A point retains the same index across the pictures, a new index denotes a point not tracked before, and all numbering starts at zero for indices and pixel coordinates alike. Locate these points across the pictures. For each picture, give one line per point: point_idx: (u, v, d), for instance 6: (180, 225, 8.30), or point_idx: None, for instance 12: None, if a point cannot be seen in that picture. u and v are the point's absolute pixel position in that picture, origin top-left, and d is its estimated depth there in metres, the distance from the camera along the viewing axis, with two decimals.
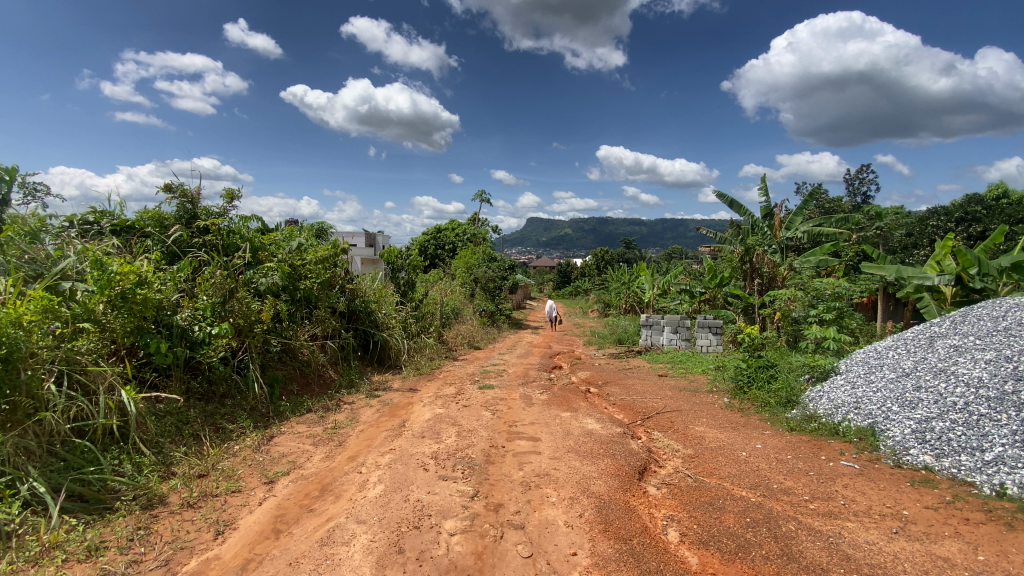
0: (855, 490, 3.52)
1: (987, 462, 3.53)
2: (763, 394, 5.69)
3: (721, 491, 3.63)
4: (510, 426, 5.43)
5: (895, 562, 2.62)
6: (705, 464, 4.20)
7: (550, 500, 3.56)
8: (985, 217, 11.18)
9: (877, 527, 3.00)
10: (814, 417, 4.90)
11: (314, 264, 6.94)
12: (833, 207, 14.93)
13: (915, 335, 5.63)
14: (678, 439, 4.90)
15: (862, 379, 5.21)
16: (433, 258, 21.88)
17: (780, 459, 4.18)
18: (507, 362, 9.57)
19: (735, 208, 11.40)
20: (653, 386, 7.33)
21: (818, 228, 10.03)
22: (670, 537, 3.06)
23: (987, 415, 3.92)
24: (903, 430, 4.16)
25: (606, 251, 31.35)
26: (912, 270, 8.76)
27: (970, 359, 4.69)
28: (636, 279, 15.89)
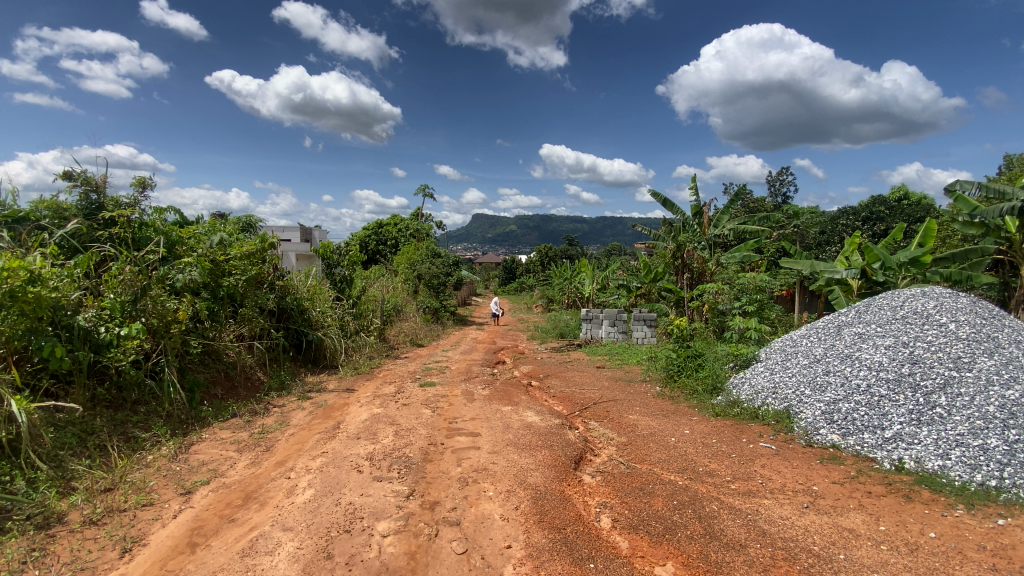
0: (771, 469, 3.76)
1: (886, 439, 3.88)
2: (692, 382, 5.99)
3: (651, 476, 3.77)
4: (450, 422, 5.37)
5: (806, 535, 2.82)
6: (638, 451, 4.34)
7: (487, 495, 3.54)
8: (888, 216, 12.30)
9: (791, 503, 3.22)
10: (737, 402, 5.20)
11: (238, 260, 6.51)
12: (758, 206, 15.94)
13: (826, 324, 6.11)
14: (613, 428, 5.05)
15: (780, 365, 5.58)
16: (374, 253, 21.29)
17: (705, 443, 4.39)
18: (450, 359, 9.47)
19: (668, 207, 11.88)
20: (592, 378, 7.51)
21: (743, 226, 10.53)
22: (603, 524, 3.12)
23: (886, 395, 4.30)
24: (814, 412, 4.50)
25: (550, 247, 31.90)
26: (824, 265, 9.57)
27: (872, 345, 5.14)
28: (578, 274, 16.24)
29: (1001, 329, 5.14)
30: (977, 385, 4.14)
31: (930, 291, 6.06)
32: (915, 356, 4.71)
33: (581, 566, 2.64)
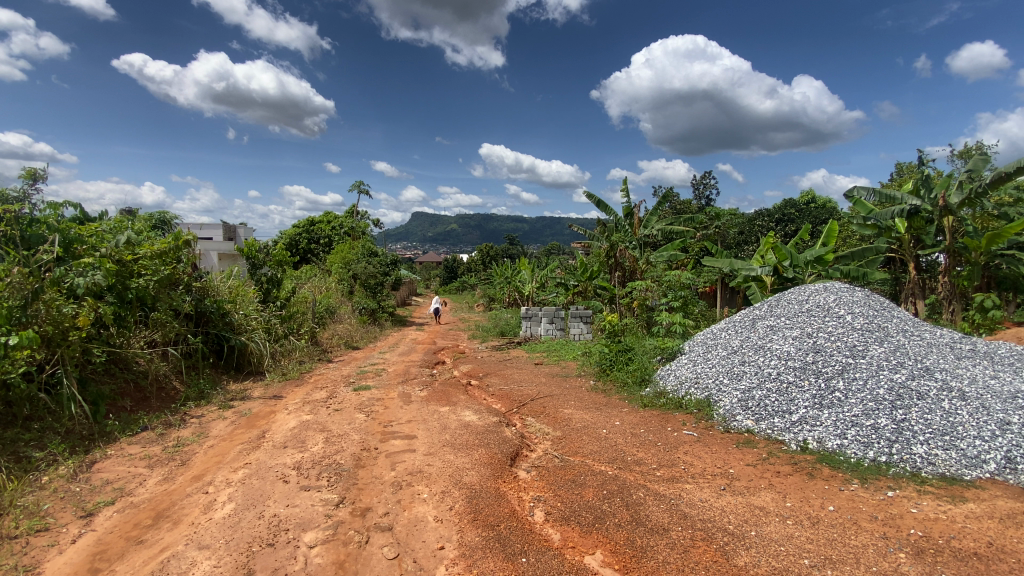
0: (693, 455, 3.99)
1: (793, 423, 4.22)
2: (623, 375, 6.23)
3: (583, 468, 3.88)
4: (384, 426, 5.24)
5: (722, 515, 3.02)
6: (571, 444, 4.46)
7: (421, 497, 3.50)
8: (798, 218, 13.38)
9: (709, 486, 3.43)
10: (664, 393, 5.47)
11: (149, 260, 6.02)
12: (684, 208, 16.85)
13: (743, 317, 6.56)
14: (548, 423, 5.15)
15: (701, 357, 5.93)
16: (305, 252, 20.33)
17: (634, 433, 4.58)
18: (387, 361, 9.24)
19: (602, 207, 12.27)
20: (530, 375, 7.60)
21: (670, 227, 11.13)
22: (536, 518, 3.18)
23: (794, 382, 4.69)
24: (731, 399, 4.83)
25: (491, 246, 32.03)
26: (742, 263, 10.25)
27: (782, 336, 5.60)
28: (518, 274, 16.41)
29: (889, 319, 5.76)
30: (869, 370, 4.61)
31: (831, 286, 6.68)
32: (818, 345, 5.18)
33: (513, 561, 2.67)
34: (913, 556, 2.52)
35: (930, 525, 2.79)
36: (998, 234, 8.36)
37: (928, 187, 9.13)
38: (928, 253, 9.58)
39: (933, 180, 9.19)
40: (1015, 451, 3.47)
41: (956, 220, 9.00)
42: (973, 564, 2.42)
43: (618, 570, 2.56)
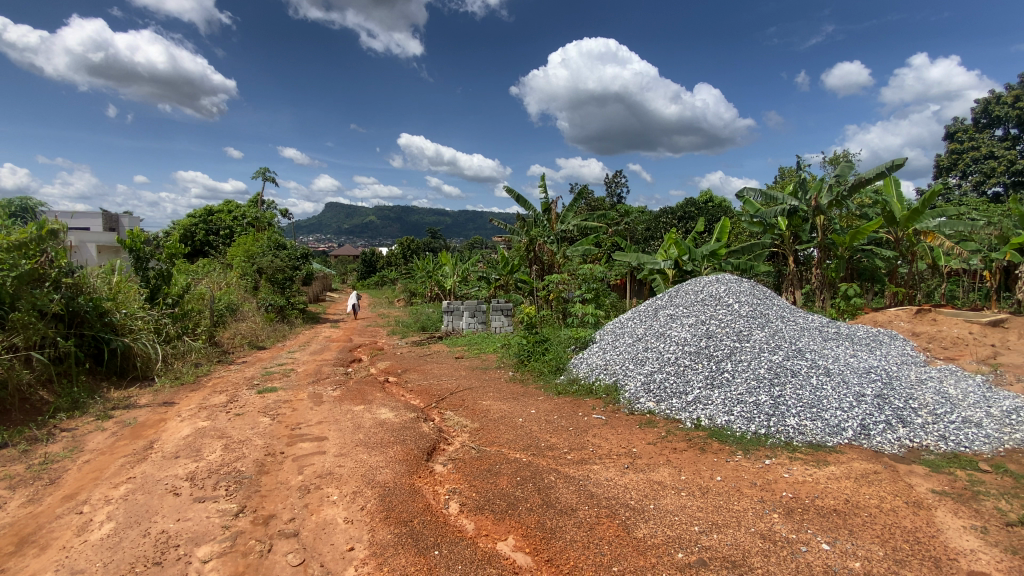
0: (601, 438, 4.22)
1: (689, 403, 4.60)
2: (540, 365, 6.41)
3: (498, 457, 3.96)
4: (292, 429, 4.97)
5: (624, 492, 3.23)
6: (489, 435, 4.51)
7: (330, 499, 3.38)
8: (698, 215, 14.47)
9: (615, 465, 3.66)
10: (576, 381, 5.72)
11: (4, 253, 5.20)
12: (598, 204, 17.60)
13: (647, 306, 7.01)
14: (466, 415, 5.16)
15: (610, 345, 6.27)
16: (202, 245, 18.47)
17: (548, 420, 4.75)
18: (297, 361, 8.73)
19: (522, 202, 12.47)
20: (450, 369, 7.56)
21: (585, 222, 11.54)
22: (450, 510, 3.19)
23: (689, 365, 5.11)
24: (636, 383, 5.16)
25: (411, 239, 31.32)
26: (648, 257, 11.04)
27: (680, 323, 6.07)
28: (438, 268, 16.25)
29: (770, 307, 6.45)
30: (753, 352, 5.15)
31: (722, 277, 7.34)
32: (710, 331, 5.68)
33: (426, 555, 2.67)
34: (784, 515, 2.85)
35: (798, 487, 3.17)
36: (858, 231, 9.60)
37: (804, 189, 10.27)
38: (804, 248, 10.79)
39: (808, 183, 10.34)
40: (866, 419, 4.04)
41: (826, 219, 10.24)
42: (831, 517, 2.78)
43: (529, 553, 2.65)
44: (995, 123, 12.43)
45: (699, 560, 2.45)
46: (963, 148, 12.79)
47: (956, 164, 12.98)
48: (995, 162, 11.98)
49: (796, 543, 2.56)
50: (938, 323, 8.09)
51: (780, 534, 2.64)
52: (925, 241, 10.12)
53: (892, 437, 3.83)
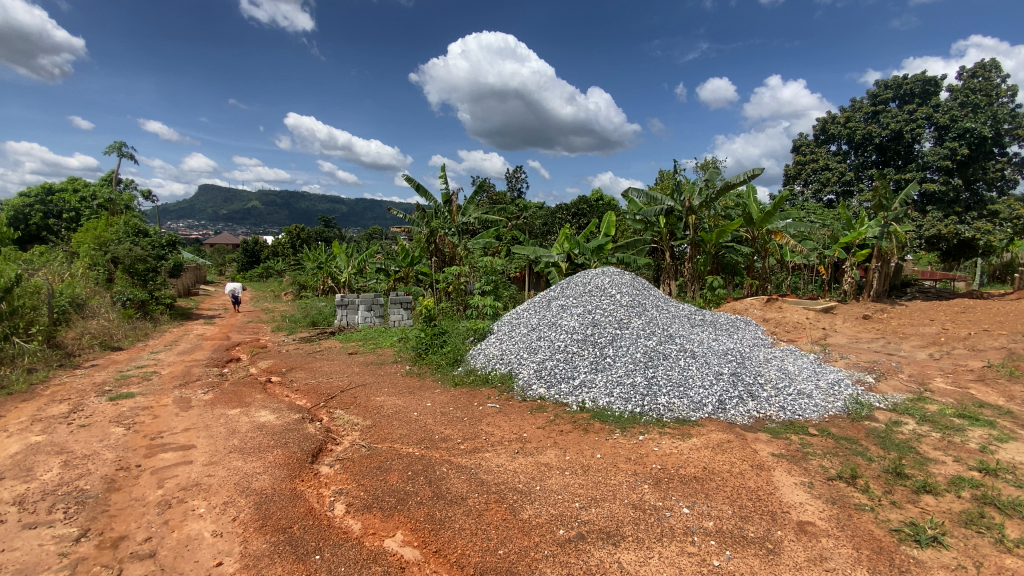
0: (494, 425, 4.31)
1: (575, 387, 4.88)
2: (437, 357, 6.36)
3: (390, 453, 3.86)
4: (152, 438, 4.41)
5: (513, 476, 3.34)
6: (380, 432, 4.37)
7: (195, 513, 3.05)
8: (589, 212, 15.30)
9: (506, 451, 3.76)
10: (473, 371, 5.78)
11: None
12: (499, 198, 17.83)
13: (540, 297, 7.28)
14: (358, 413, 4.96)
15: (505, 335, 6.42)
16: (38, 230, 15.61)
17: (443, 412, 4.73)
18: (161, 362, 7.73)
19: (421, 191, 12.20)
20: (341, 366, 7.18)
21: (486, 215, 11.47)
22: (335, 512, 3.06)
23: (577, 352, 5.41)
24: (528, 371, 5.35)
25: (302, 228, 29.25)
26: (544, 251, 11.46)
27: (570, 313, 6.39)
28: (332, 259, 15.37)
29: (647, 297, 7.04)
30: (632, 338, 5.58)
31: (607, 270, 7.86)
32: (596, 319, 6.06)
33: (305, 561, 2.53)
34: (653, 485, 3.13)
35: (665, 459, 3.51)
36: (723, 230, 10.82)
37: (680, 191, 11.31)
38: (679, 244, 11.92)
39: (683, 185, 11.39)
40: (723, 395, 4.59)
41: (697, 218, 11.38)
42: (691, 484, 3.13)
43: (417, 546, 2.62)
44: (830, 140, 14.66)
45: (578, 534, 2.61)
46: (806, 160, 14.92)
47: (800, 174, 15.12)
48: (829, 174, 14.15)
49: (662, 509, 2.83)
50: (784, 310, 9.40)
51: (649, 503, 2.91)
52: (775, 240, 11.68)
53: (742, 410, 4.39)
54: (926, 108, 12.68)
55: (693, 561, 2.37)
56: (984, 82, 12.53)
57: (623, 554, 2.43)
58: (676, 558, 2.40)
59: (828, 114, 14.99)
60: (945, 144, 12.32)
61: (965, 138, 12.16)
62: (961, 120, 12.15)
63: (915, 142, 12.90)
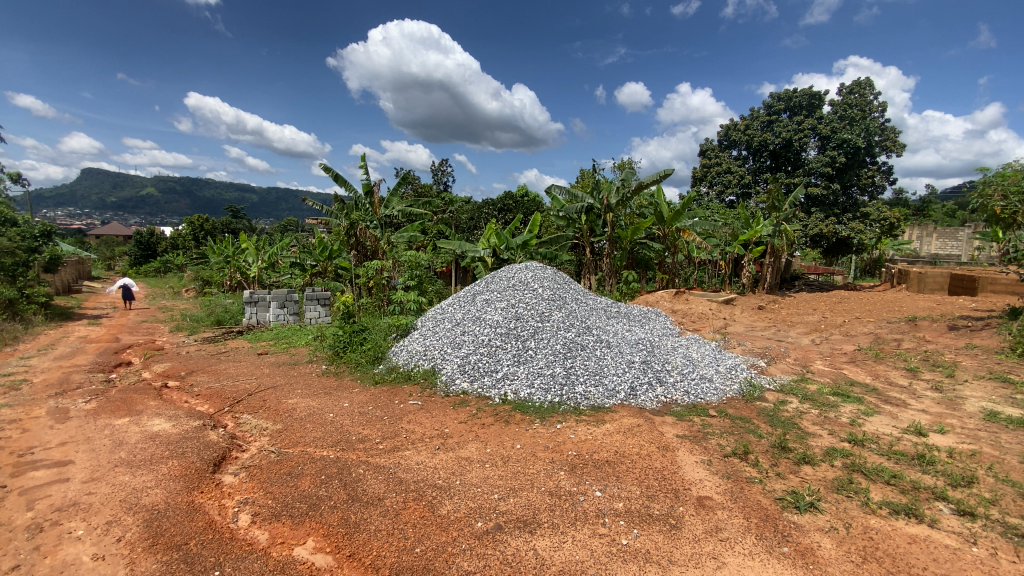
0: (415, 423, 4.23)
1: (497, 380, 4.92)
2: (356, 356, 6.12)
3: (302, 457, 3.66)
4: (19, 456, 3.85)
5: (433, 472, 3.30)
6: (292, 436, 4.14)
7: (73, 536, 2.72)
8: (515, 208, 15.30)
9: (427, 448, 3.72)
10: (395, 368, 5.64)
11: None
12: (423, 191, 17.46)
13: (464, 292, 7.25)
14: (268, 417, 4.66)
15: (428, 331, 6.32)
16: None
17: (361, 412, 4.58)
18: (32, 369, 6.76)
19: (340, 182, 11.65)
20: (249, 368, 6.68)
21: (410, 208, 11.21)
22: (239, 523, 2.85)
23: (500, 346, 5.46)
24: (452, 366, 5.31)
25: (205, 219, 26.87)
26: (469, 245, 11.43)
27: (494, 307, 6.43)
28: (241, 253, 14.27)
29: (567, 291, 7.24)
30: (553, 331, 5.73)
31: (530, 265, 7.99)
32: (518, 313, 6.15)
33: None
34: (569, 471, 3.25)
35: (581, 445, 3.64)
36: (638, 228, 11.42)
37: (598, 189, 11.77)
38: (599, 241, 12.40)
39: (602, 184, 11.84)
40: (634, 382, 4.84)
41: (615, 216, 11.90)
42: (604, 468, 3.28)
43: (329, 552, 2.51)
44: (731, 145, 15.90)
45: (496, 525, 2.64)
46: (711, 164, 16.06)
47: (706, 176, 16.27)
48: (730, 177, 15.39)
49: (576, 494, 2.94)
50: (690, 303, 10.11)
51: (564, 489, 3.00)
52: (683, 237, 12.50)
53: (652, 395, 4.66)
54: (811, 120, 14.11)
55: (604, 542, 2.48)
56: (859, 99, 14.14)
57: (538, 541, 2.49)
58: (588, 540, 2.50)
59: (730, 121, 16.21)
60: (826, 153, 13.83)
61: (843, 147, 13.77)
62: (840, 132, 13.73)
63: (802, 150, 14.36)
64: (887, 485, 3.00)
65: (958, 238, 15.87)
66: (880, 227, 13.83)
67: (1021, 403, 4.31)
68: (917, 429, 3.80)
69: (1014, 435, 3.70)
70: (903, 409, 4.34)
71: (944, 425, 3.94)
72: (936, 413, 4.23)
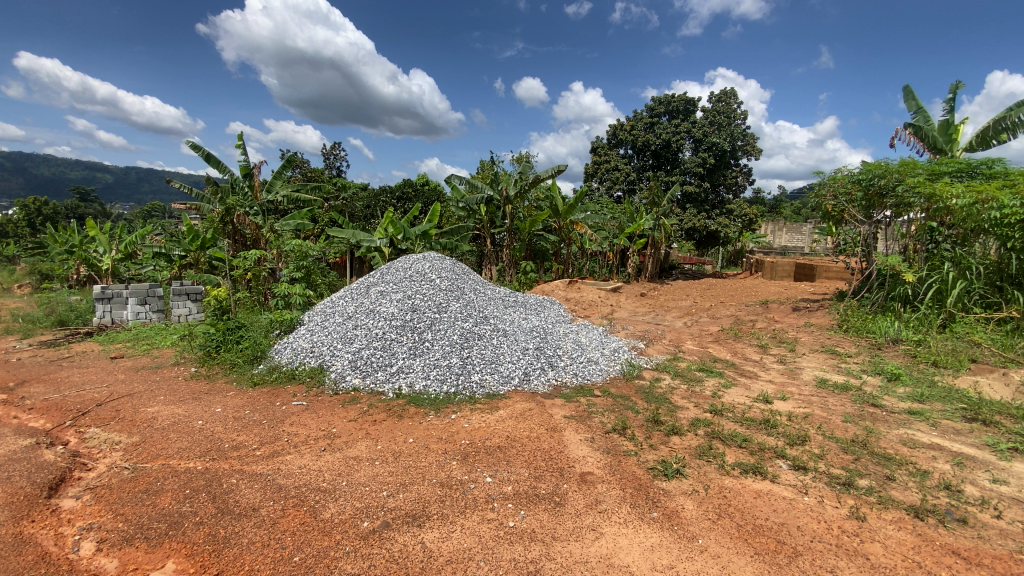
0: (298, 425, 3.97)
1: (392, 374, 4.79)
2: (232, 356, 5.58)
3: (162, 472, 3.26)
4: None
5: (316, 475, 3.12)
6: (151, 449, 3.67)
7: None
8: (414, 197, 14.71)
9: (311, 450, 3.50)
10: (277, 368, 5.23)
11: None
12: (314, 176, 16.31)
13: (357, 284, 6.92)
14: (122, 429, 4.09)
15: (317, 326, 5.95)
16: None
17: (237, 417, 4.20)
18: None
19: (213, 163, 10.48)
20: (99, 375, 5.79)
21: (296, 193, 10.42)
22: (81, 552, 2.47)
23: (395, 339, 5.31)
24: (342, 362, 5.05)
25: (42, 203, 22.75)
26: (364, 235, 10.92)
27: (389, 299, 6.22)
28: (89, 241, 12.28)
29: (466, 281, 7.23)
30: (449, 321, 5.70)
31: (428, 255, 7.85)
32: (414, 305, 6.01)
33: None
34: (461, 460, 3.26)
35: (474, 434, 3.67)
36: (535, 220, 11.75)
37: (497, 181, 11.87)
38: (498, 232, 12.54)
39: (500, 176, 11.96)
40: (528, 368, 5.00)
41: (513, 208, 12.10)
42: (495, 454, 3.34)
43: (193, 573, 2.27)
44: (619, 144, 16.92)
45: (382, 523, 2.57)
46: (602, 161, 16.95)
47: (597, 171, 17.16)
48: (618, 173, 16.44)
49: (467, 482, 2.97)
50: (582, 291, 10.66)
51: (456, 479, 3.01)
52: (576, 229, 13.08)
53: (544, 379, 4.85)
54: (687, 124, 15.46)
55: (492, 527, 2.53)
56: (725, 107, 15.77)
57: (426, 534, 2.47)
58: (476, 527, 2.53)
59: (618, 120, 17.20)
60: (699, 154, 15.27)
61: (712, 150, 15.30)
62: (710, 136, 15.23)
63: (679, 151, 15.72)
64: (739, 448, 3.41)
65: (802, 232, 18.45)
66: (741, 222, 15.71)
67: (844, 370, 5.16)
68: (764, 397, 4.37)
69: (837, 398, 4.41)
70: (755, 380, 4.98)
71: (786, 392, 4.59)
72: (780, 382, 4.91)
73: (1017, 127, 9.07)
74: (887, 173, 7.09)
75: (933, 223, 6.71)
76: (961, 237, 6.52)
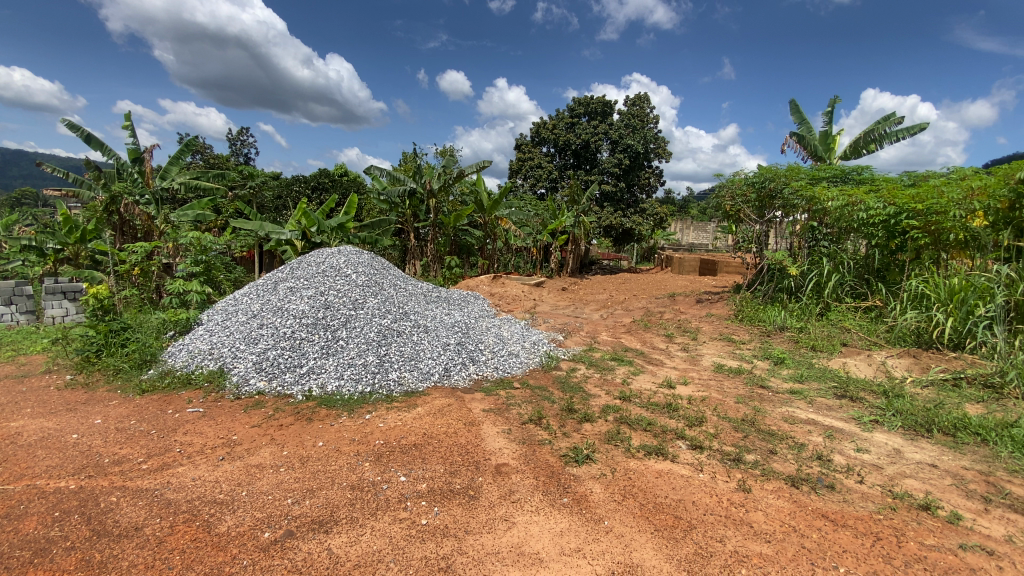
0: (193, 434, 3.66)
1: (301, 375, 4.55)
2: (116, 361, 5.03)
3: (26, 494, 2.87)
4: None
5: (213, 487, 2.90)
6: (13, 468, 3.21)
7: None
8: (332, 188, 14.02)
9: (206, 460, 3.25)
10: (169, 373, 4.78)
11: None
12: (218, 162, 15.06)
13: (264, 279, 6.49)
14: None
15: (217, 326, 5.51)
16: None
17: (120, 428, 3.80)
18: None
19: (94, 144, 9.33)
20: None
21: (195, 181, 9.56)
22: None
23: (305, 338, 5.05)
24: (246, 364, 4.72)
25: None
26: (273, 227, 10.22)
27: (299, 296, 5.89)
28: None
29: (384, 276, 7.03)
30: (365, 318, 5.52)
31: (344, 249, 7.53)
32: (327, 302, 5.75)
33: None
34: (374, 461, 3.17)
35: (388, 433, 3.59)
36: (458, 215, 11.70)
37: (420, 173, 11.65)
38: (421, 226, 12.31)
39: (422, 169, 11.74)
40: (448, 363, 4.97)
41: (436, 202, 11.94)
42: (409, 452, 3.28)
43: None
44: (541, 142, 17.26)
45: (285, 532, 2.45)
46: (525, 158, 17.18)
47: (520, 168, 17.38)
48: (541, 171, 16.76)
49: (379, 483, 2.90)
50: (506, 286, 10.78)
51: (367, 480, 2.93)
52: (501, 225, 13.15)
53: (464, 374, 4.85)
54: (604, 125, 16.08)
55: (403, 527, 2.49)
56: (639, 110, 16.57)
57: (333, 540, 2.39)
58: (387, 528, 2.48)
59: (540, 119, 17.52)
60: (616, 155, 15.95)
61: (628, 151, 16.03)
62: (626, 138, 15.96)
63: (597, 151, 16.31)
64: (644, 432, 3.62)
65: (706, 230, 19.96)
66: (653, 220, 16.65)
67: (739, 356, 5.65)
68: (668, 383, 4.68)
69: (731, 381, 4.83)
70: (661, 367, 5.32)
71: (688, 377, 4.95)
72: (683, 369, 5.28)
73: (882, 138, 10.38)
74: (776, 177, 7.90)
75: (814, 223, 7.51)
76: (836, 235, 7.32)
